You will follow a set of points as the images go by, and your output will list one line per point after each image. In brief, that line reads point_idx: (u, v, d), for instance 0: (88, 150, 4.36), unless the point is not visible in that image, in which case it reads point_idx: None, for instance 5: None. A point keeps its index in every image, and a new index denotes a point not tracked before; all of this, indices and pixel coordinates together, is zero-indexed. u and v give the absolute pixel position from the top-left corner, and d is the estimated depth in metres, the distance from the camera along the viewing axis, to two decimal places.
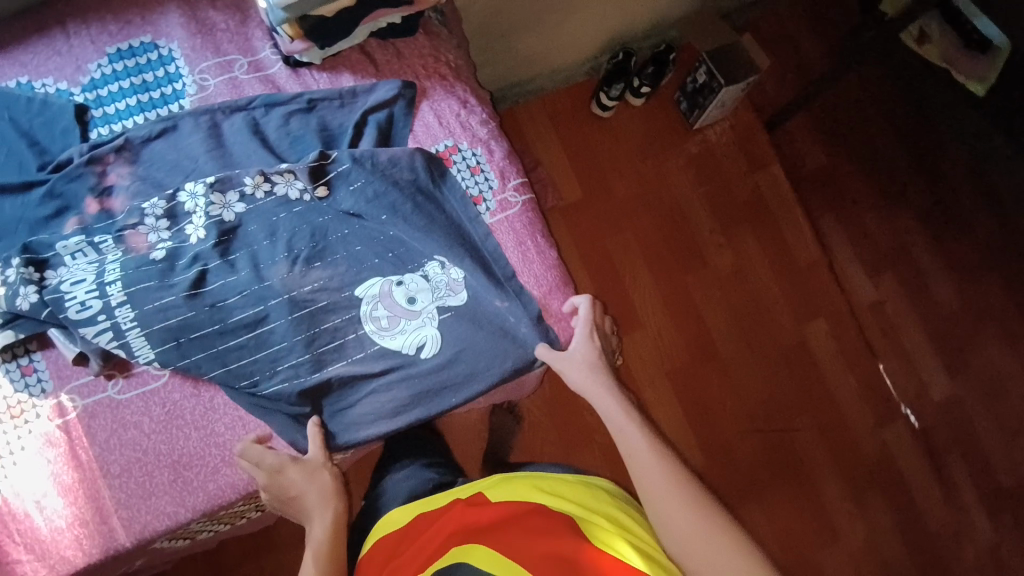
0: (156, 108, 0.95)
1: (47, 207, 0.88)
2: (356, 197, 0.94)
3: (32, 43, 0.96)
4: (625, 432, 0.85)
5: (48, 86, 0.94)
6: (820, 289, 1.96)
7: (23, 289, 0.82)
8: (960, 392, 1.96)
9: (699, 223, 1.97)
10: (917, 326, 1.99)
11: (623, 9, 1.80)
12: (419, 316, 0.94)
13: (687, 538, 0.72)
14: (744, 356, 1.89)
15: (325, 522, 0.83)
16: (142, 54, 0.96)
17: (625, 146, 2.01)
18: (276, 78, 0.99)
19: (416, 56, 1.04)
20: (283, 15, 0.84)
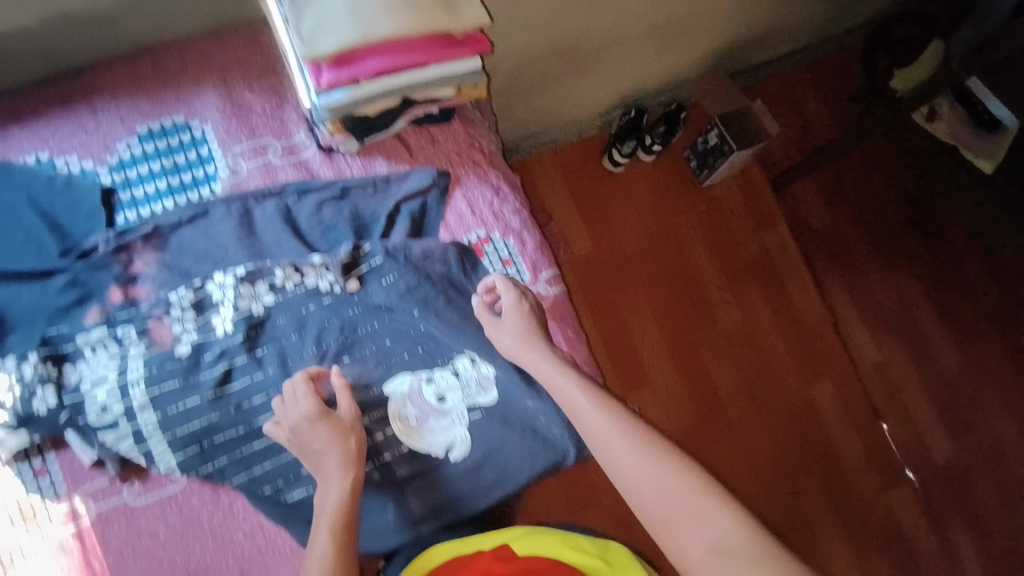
0: (185, 191, 0.92)
1: (68, 295, 0.85)
2: (390, 291, 0.93)
3: (53, 116, 0.91)
4: (570, 396, 0.82)
5: (71, 164, 0.90)
6: (830, 351, 1.90)
7: (41, 389, 0.80)
8: (964, 456, 1.88)
9: (707, 280, 1.90)
10: (921, 387, 1.92)
11: (639, 69, 1.75)
12: (449, 416, 0.93)
13: (655, 500, 0.70)
14: (751, 417, 1.82)
15: (341, 489, 0.77)
16: (173, 135, 0.93)
17: (637, 197, 1.94)
18: (310, 163, 0.97)
19: (450, 143, 1.03)
20: (327, 116, 0.78)
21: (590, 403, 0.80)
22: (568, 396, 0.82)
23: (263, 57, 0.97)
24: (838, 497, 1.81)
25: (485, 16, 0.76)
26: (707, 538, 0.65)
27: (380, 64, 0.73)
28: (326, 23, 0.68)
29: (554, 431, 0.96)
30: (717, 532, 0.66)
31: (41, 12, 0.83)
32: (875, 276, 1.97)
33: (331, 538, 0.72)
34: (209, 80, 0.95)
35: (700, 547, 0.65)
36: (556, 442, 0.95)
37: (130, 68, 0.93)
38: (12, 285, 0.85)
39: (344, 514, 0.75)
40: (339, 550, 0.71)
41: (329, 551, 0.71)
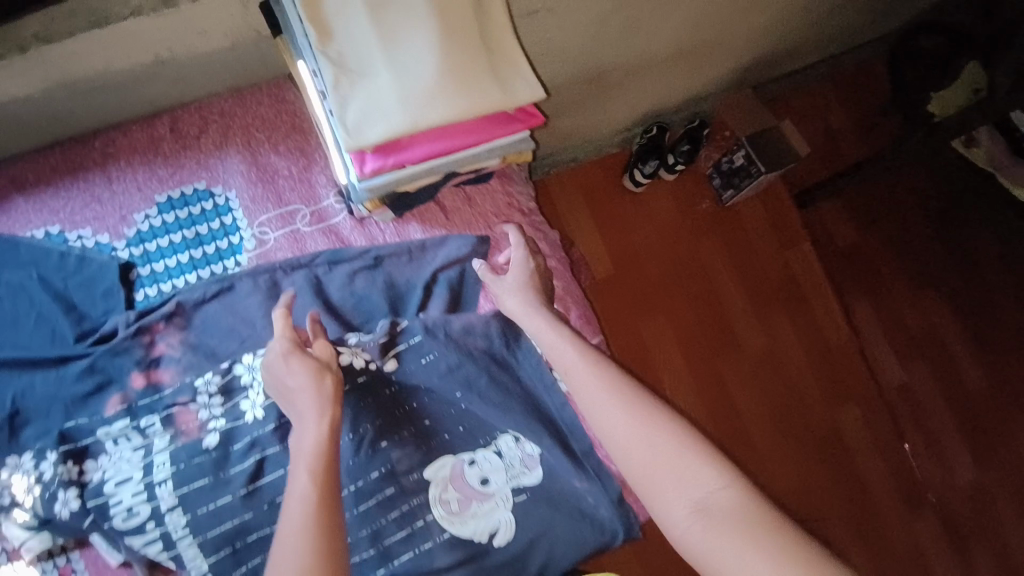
0: (209, 264, 0.87)
1: (86, 383, 0.80)
2: (431, 371, 0.89)
3: (64, 185, 0.85)
4: (558, 348, 0.75)
5: (85, 239, 0.85)
6: (855, 380, 1.64)
7: (63, 493, 0.74)
8: (986, 479, 1.64)
9: (727, 293, 1.64)
10: (944, 409, 1.67)
11: (678, 83, 1.47)
12: (492, 499, 0.87)
13: (642, 459, 0.64)
14: (779, 446, 1.58)
15: (318, 424, 0.68)
16: (195, 203, 0.87)
17: (650, 215, 1.65)
18: (340, 228, 0.92)
19: (487, 204, 0.98)
20: (366, 197, 0.73)
21: (577, 354, 0.74)
22: (555, 347, 0.76)
23: (289, 116, 0.90)
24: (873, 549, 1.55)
25: (540, 87, 0.68)
26: (691, 496, 0.60)
27: (428, 147, 0.67)
28: (372, 111, 0.62)
29: (603, 512, 0.90)
30: (705, 492, 0.60)
31: (44, 79, 0.73)
32: (896, 291, 1.72)
33: (309, 471, 0.63)
34: (233, 142, 0.89)
35: (684, 506, 0.60)
36: (606, 524, 0.90)
37: (148, 132, 0.87)
38: (27, 375, 0.79)
39: (324, 447, 0.66)
40: (321, 484, 0.63)
41: (309, 486, 0.62)
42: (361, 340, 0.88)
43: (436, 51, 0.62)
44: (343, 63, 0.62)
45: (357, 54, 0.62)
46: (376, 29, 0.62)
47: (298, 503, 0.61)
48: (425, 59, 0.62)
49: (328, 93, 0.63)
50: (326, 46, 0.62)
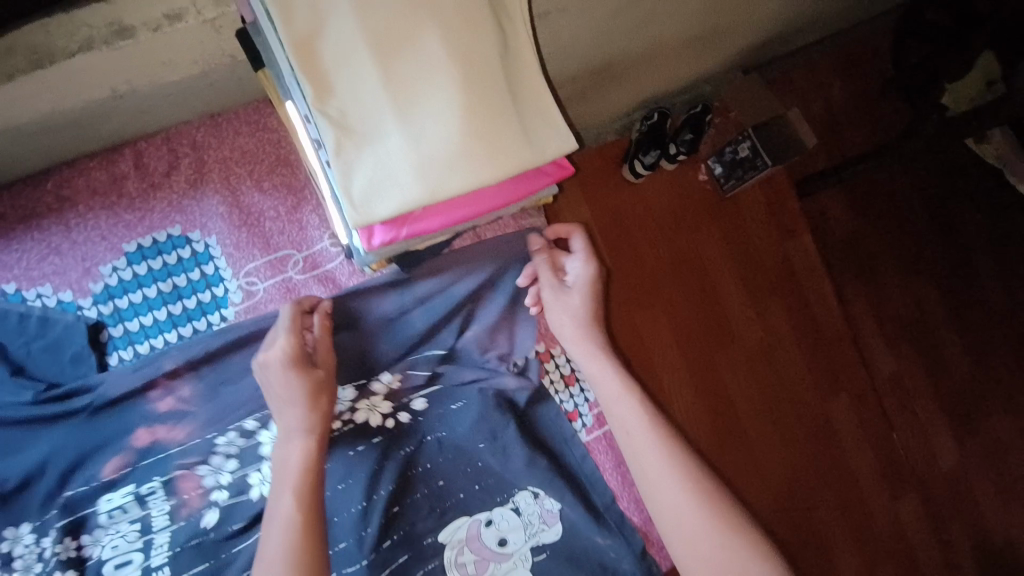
0: (191, 320, 0.77)
1: (82, 447, 0.70)
2: (463, 428, 0.84)
3: (15, 236, 0.74)
4: (628, 422, 0.73)
5: (45, 297, 0.74)
6: (853, 379, 1.51)
7: (58, 574, 0.67)
8: (966, 460, 1.57)
9: (725, 282, 1.46)
10: (931, 397, 1.58)
11: (689, 66, 1.30)
12: (511, 558, 0.83)
13: (710, 561, 0.63)
14: (774, 442, 1.45)
15: (307, 445, 0.65)
16: (170, 251, 0.77)
17: (644, 198, 1.43)
18: (336, 274, 0.82)
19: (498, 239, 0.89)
20: (371, 259, 0.64)
21: (647, 429, 0.72)
22: (622, 417, 0.74)
23: (273, 146, 0.79)
24: (864, 551, 1.46)
25: (571, 140, 0.60)
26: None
27: (443, 214, 0.57)
28: (383, 181, 0.53)
29: (625, 567, 0.86)
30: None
31: None
32: (891, 277, 1.59)
33: (296, 501, 0.60)
34: (210, 180, 0.77)
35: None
36: None
37: (109, 171, 0.75)
38: (17, 436, 0.69)
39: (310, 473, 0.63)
40: (307, 517, 0.60)
41: (294, 517, 0.59)
42: (386, 382, 0.83)
43: (457, 109, 0.53)
44: (346, 124, 0.52)
45: (363, 113, 0.53)
46: (384, 83, 0.52)
47: (280, 535, 0.58)
48: (444, 122, 0.53)
49: (328, 156, 0.53)
50: (325, 103, 0.52)
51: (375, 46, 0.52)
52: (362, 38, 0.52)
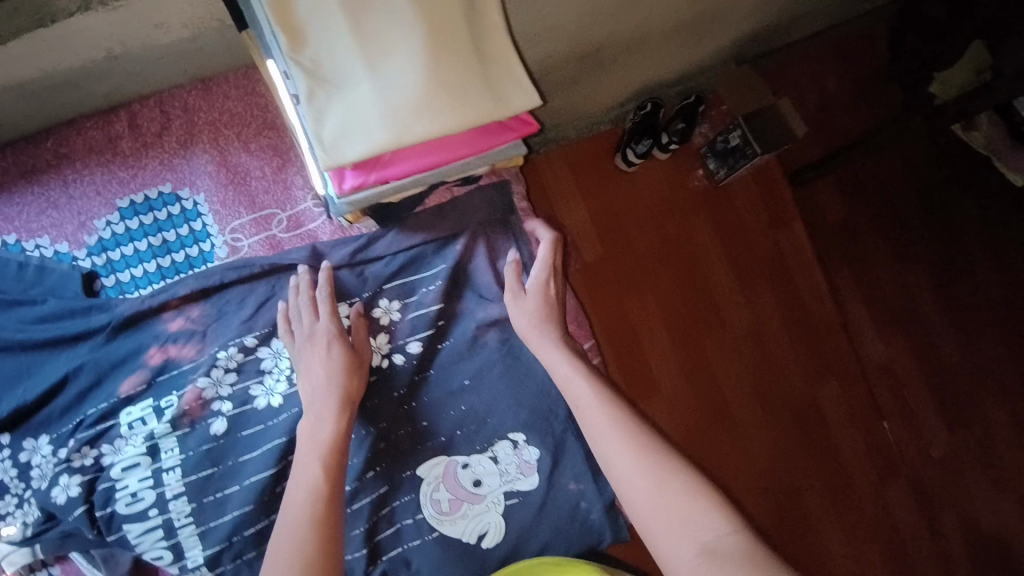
0: (178, 272, 0.81)
1: (98, 364, 0.77)
2: (458, 371, 0.89)
3: (17, 190, 0.78)
4: (575, 391, 0.78)
5: (44, 248, 0.79)
6: (843, 373, 1.53)
7: (67, 479, 0.74)
8: (958, 448, 1.56)
9: (714, 268, 1.49)
10: (923, 387, 1.58)
11: (672, 56, 1.31)
12: (484, 501, 0.87)
13: (650, 503, 0.65)
14: (762, 426, 1.48)
15: (335, 420, 0.72)
16: (160, 207, 0.81)
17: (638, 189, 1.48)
18: (318, 233, 0.86)
19: (480, 207, 0.91)
20: (347, 210, 0.68)
21: (590, 394, 0.77)
22: (572, 389, 0.79)
23: (261, 110, 0.83)
24: (851, 534, 1.48)
25: (536, 94, 0.63)
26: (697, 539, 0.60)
27: (412, 159, 0.61)
28: (354, 128, 0.56)
29: (595, 516, 0.90)
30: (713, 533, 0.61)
31: None
32: (884, 261, 1.60)
33: (322, 467, 0.69)
34: (200, 141, 0.82)
35: (693, 548, 0.60)
36: (595, 527, 0.90)
37: (105, 131, 0.80)
38: (41, 355, 0.77)
39: (339, 448, 0.71)
40: (331, 481, 0.68)
41: (320, 484, 0.68)
42: (390, 319, 0.87)
43: (423, 61, 0.57)
44: (318, 73, 0.56)
45: (334, 63, 0.56)
46: (353, 36, 0.56)
47: (307, 500, 0.67)
48: (410, 72, 0.56)
49: (301, 104, 0.57)
50: (299, 53, 0.56)
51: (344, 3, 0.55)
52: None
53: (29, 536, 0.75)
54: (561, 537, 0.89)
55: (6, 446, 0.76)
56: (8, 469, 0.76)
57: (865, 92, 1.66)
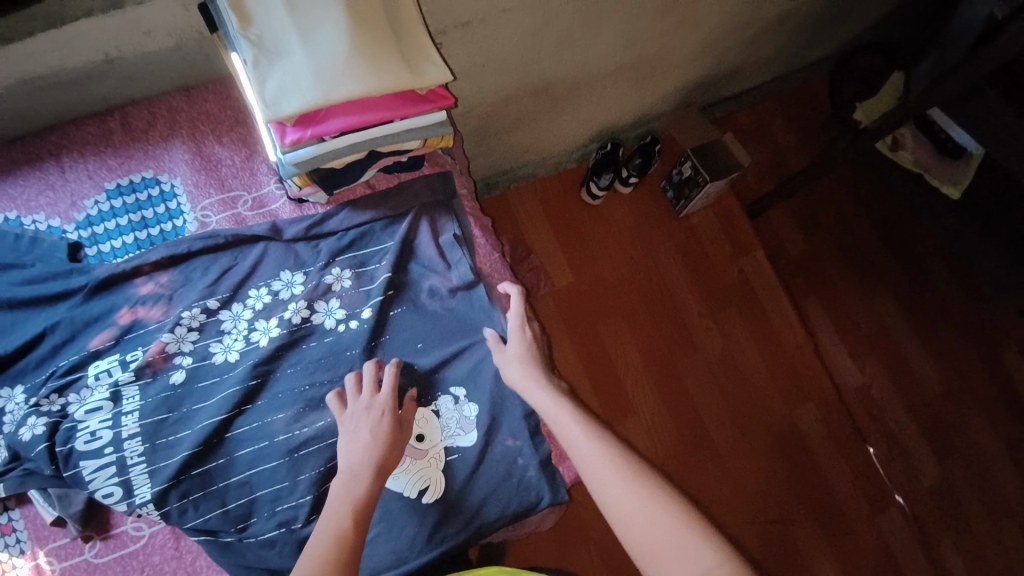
0: (152, 244, 0.93)
1: (77, 319, 0.86)
2: (409, 335, 0.96)
3: (22, 174, 0.92)
4: (570, 433, 0.81)
5: (38, 223, 0.91)
6: (806, 372, 1.91)
7: (32, 419, 0.81)
8: (948, 474, 1.91)
9: (687, 304, 1.93)
10: (899, 407, 1.96)
11: (611, 105, 1.82)
12: (426, 456, 0.92)
13: (644, 535, 0.69)
14: (736, 440, 1.82)
15: (370, 482, 0.77)
16: (142, 190, 0.94)
17: (609, 224, 1.99)
18: (279, 213, 0.98)
19: (422, 189, 1.03)
20: (294, 171, 0.80)
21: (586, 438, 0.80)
22: (562, 422, 0.83)
23: (234, 111, 0.99)
24: (827, 527, 1.78)
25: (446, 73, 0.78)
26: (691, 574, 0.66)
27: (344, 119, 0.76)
28: (293, 86, 0.71)
29: (531, 473, 0.95)
30: (706, 569, 0.66)
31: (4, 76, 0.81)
32: (851, 296, 2.04)
33: (354, 521, 0.72)
34: (180, 135, 0.96)
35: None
36: (532, 484, 0.94)
37: (101, 127, 0.95)
38: (25, 313, 0.86)
39: (368, 509, 0.74)
40: (357, 535, 0.71)
41: (348, 533, 0.71)
42: (342, 286, 0.96)
43: (347, 38, 0.72)
44: (260, 45, 0.71)
45: (275, 38, 0.72)
46: (291, 21, 0.72)
47: (333, 543, 0.70)
48: (334, 41, 0.72)
49: (247, 70, 0.72)
50: (246, 30, 0.71)
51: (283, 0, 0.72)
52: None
53: None
54: (497, 494, 0.93)
55: None
56: None
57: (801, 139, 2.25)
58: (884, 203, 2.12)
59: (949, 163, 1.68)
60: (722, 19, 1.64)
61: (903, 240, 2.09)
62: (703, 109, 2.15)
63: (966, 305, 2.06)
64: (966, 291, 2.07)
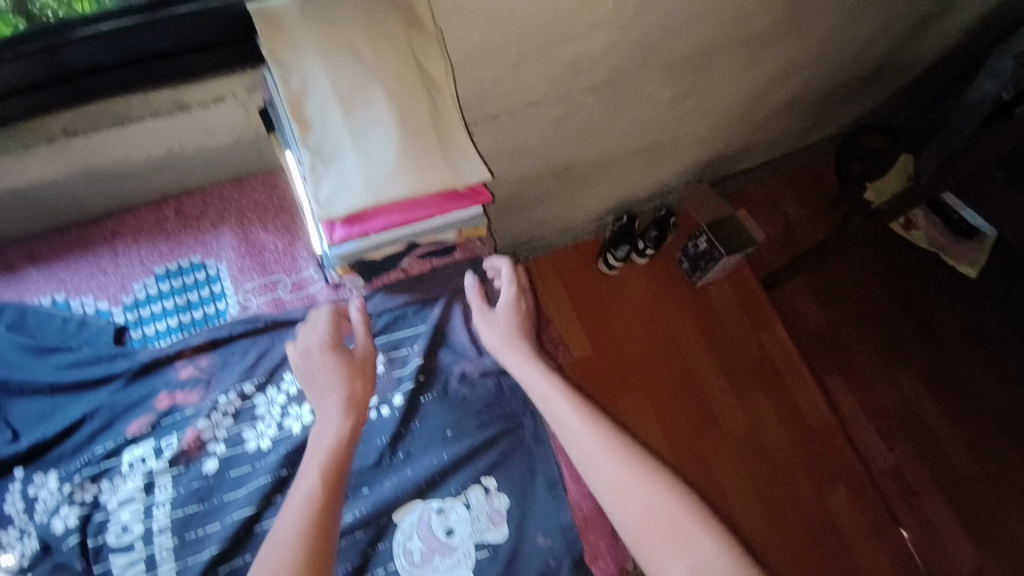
0: (195, 327, 0.96)
1: (117, 405, 0.88)
2: (440, 423, 0.97)
3: (74, 258, 0.96)
4: (561, 413, 0.85)
5: (87, 305, 0.95)
6: (835, 455, 1.87)
7: (67, 509, 0.82)
8: (988, 566, 1.84)
9: (708, 381, 1.92)
10: (927, 483, 1.91)
11: (628, 183, 1.89)
12: (455, 553, 0.90)
13: (639, 522, 0.73)
14: (769, 528, 1.76)
15: (339, 425, 0.79)
16: (189, 273, 0.98)
17: (626, 295, 2.01)
18: (317, 295, 1.01)
19: (454, 274, 1.06)
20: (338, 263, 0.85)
21: (578, 420, 0.83)
22: (559, 414, 0.85)
23: (279, 200, 1.04)
24: None
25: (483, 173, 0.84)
26: (689, 563, 0.69)
27: (391, 219, 0.81)
28: (347, 191, 0.76)
29: None
30: (703, 556, 0.69)
31: (67, 167, 0.87)
32: (872, 371, 2.03)
33: (320, 472, 0.73)
34: (228, 223, 1.01)
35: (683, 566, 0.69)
36: None
37: (155, 215, 1.00)
38: (66, 398, 0.88)
39: (339, 453, 0.76)
40: (328, 482, 0.72)
41: (317, 486, 0.72)
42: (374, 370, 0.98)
43: (397, 146, 0.78)
44: (319, 151, 0.76)
45: (331, 143, 0.77)
46: (347, 128, 0.77)
47: (305, 498, 0.70)
48: (386, 149, 0.77)
49: (305, 175, 0.77)
50: (306, 137, 0.76)
51: (339, 107, 0.76)
52: (330, 101, 0.76)
53: (23, 567, 0.79)
54: None
55: (18, 478, 0.84)
56: (16, 502, 0.83)
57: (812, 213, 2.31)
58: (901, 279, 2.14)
59: (963, 243, 1.72)
60: (734, 104, 1.71)
61: (922, 316, 2.10)
62: (717, 183, 2.22)
63: (989, 381, 2.03)
64: (993, 370, 2.04)
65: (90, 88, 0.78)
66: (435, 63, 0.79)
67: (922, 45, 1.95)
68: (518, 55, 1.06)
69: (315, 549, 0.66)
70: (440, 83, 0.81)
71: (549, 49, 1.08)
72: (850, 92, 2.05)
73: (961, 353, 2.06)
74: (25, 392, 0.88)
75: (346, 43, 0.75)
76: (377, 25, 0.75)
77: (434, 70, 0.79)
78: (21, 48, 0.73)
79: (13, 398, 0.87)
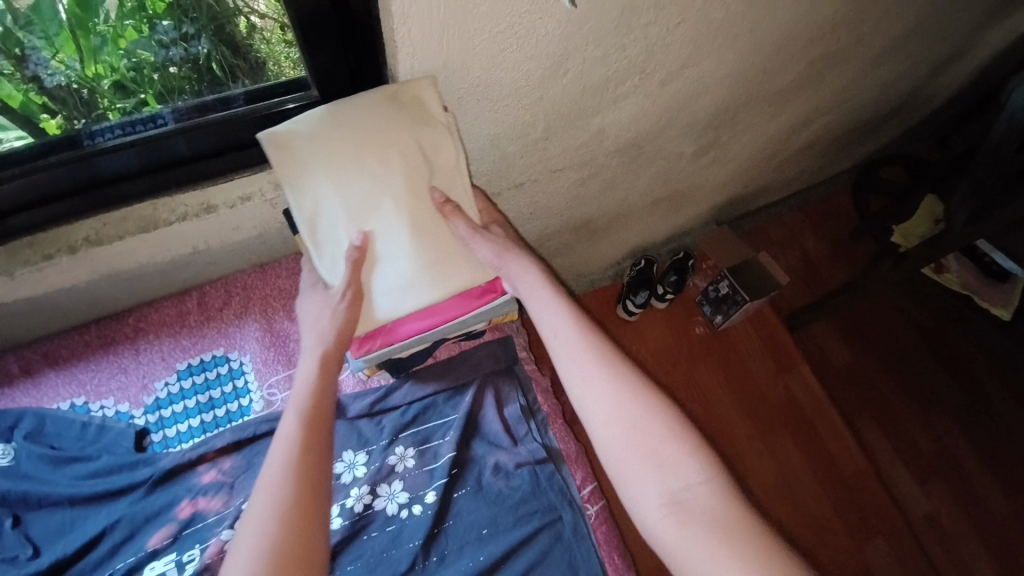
0: (218, 427, 0.92)
1: (137, 515, 0.83)
2: (475, 521, 0.91)
3: (95, 358, 0.94)
4: (558, 325, 0.81)
5: (106, 408, 0.92)
6: (872, 502, 1.78)
7: None
8: None
9: (735, 428, 1.84)
10: (971, 536, 1.80)
11: (647, 229, 1.85)
12: None
13: (623, 448, 0.73)
14: None
15: (315, 382, 0.77)
16: (211, 367, 0.95)
17: (647, 341, 1.95)
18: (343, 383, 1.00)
19: (485, 357, 1.04)
20: (364, 365, 0.88)
21: (575, 335, 0.80)
22: (551, 319, 0.81)
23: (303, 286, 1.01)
24: None
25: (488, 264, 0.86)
26: (669, 489, 0.70)
27: (413, 328, 0.84)
28: (366, 308, 0.82)
29: None
30: (686, 483, 0.71)
31: (89, 272, 0.85)
32: (905, 415, 1.95)
33: (299, 423, 0.73)
34: (252, 313, 0.99)
35: (663, 496, 0.70)
36: None
37: (177, 308, 0.98)
38: (86, 510, 0.84)
39: (316, 408, 0.75)
40: (309, 435, 0.73)
41: (298, 434, 0.72)
42: (405, 466, 0.93)
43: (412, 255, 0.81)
44: (337, 268, 0.80)
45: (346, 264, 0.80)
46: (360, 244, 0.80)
47: (285, 447, 0.71)
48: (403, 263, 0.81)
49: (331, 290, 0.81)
50: (324, 258, 0.79)
51: (350, 223, 0.78)
52: (342, 219, 0.78)
53: None
54: None
55: None
56: None
57: (832, 249, 2.27)
58: (928, 317, 2.08)
59: (994, 287, 1.66)
60: (753, 151, 1.69)
61: (953, 354, 2.03)
62: (734, 223, 2.19)
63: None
64: None
65: (120, 193, 0.81)
66: (442, 149, 0.80)
67: (940, 82, 1.93)
68: (544, 129, 1.03)
69: (304, 503, 0.67)
70: (448, 172, 0.82)
71: (575, 120, 1.05)
72: (867, 130, 2.02)
73: (997, 391, 1.99)
74: (44, 504, 0.83)
75: (352, 158, 0.76)
76: (382, 131, 0.76)
77: (442, 157, 0.81)
78: (44, 161, 0.76)
79: (33, 510, 0.83)
